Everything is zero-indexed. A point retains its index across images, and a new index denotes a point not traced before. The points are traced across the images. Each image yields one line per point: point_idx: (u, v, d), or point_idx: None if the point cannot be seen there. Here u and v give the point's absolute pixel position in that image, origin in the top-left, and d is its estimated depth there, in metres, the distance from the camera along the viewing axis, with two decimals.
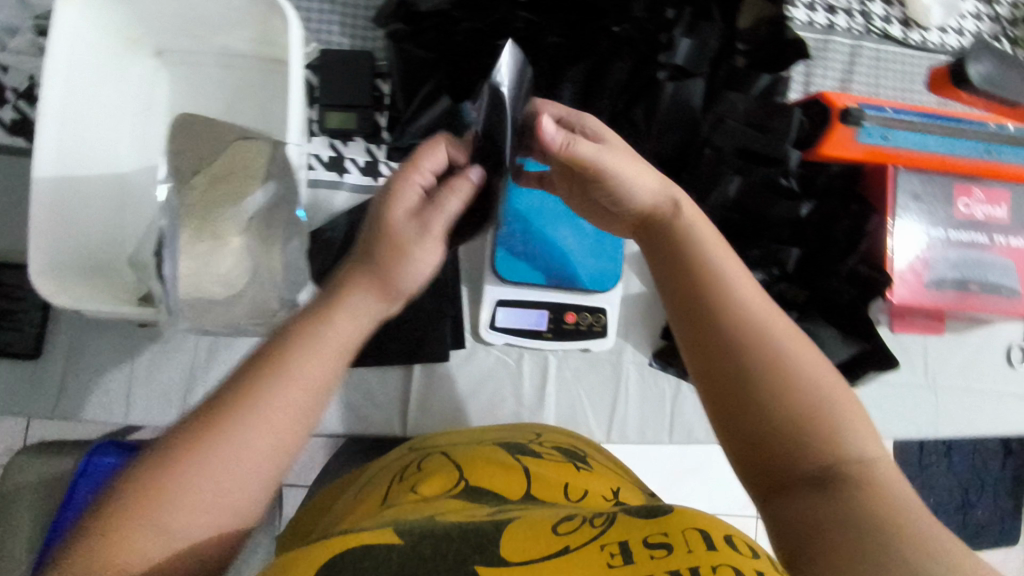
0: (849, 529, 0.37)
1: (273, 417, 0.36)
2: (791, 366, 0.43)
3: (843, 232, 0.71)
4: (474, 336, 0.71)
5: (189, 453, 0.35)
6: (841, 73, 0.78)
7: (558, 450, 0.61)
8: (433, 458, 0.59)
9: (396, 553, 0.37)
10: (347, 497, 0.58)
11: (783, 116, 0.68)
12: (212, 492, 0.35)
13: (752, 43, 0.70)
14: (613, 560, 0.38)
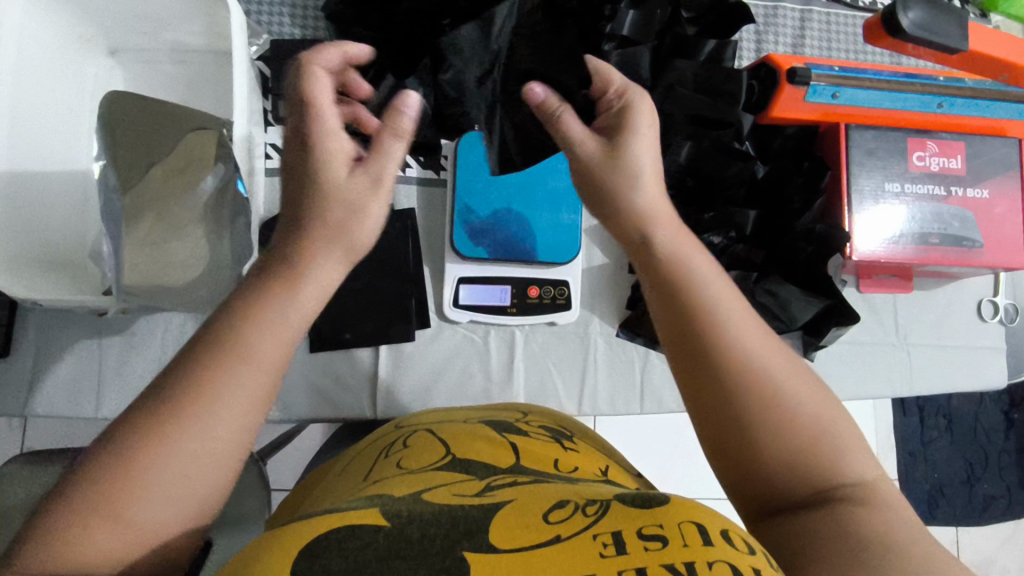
0: (845, 544, 0.33)
1: (238, 398, 0.34)
2: (775, 376, 0.39)
3: (796, 191, 0.72)
4: (439, 315, 0.72)
5: (153, 438, 0.32)
6: (792, 38, 0.79)
7: (546, 429, 0.58)
8: (418, 435, 0.57)
9: (383, 538, 0.33)
10: (328, 481, 0.57)
11: (730, 81, 0.69)
12: (175, 479, 0.33)
13: (696, 11, 0.72)
14: (606, 551, 0.32)
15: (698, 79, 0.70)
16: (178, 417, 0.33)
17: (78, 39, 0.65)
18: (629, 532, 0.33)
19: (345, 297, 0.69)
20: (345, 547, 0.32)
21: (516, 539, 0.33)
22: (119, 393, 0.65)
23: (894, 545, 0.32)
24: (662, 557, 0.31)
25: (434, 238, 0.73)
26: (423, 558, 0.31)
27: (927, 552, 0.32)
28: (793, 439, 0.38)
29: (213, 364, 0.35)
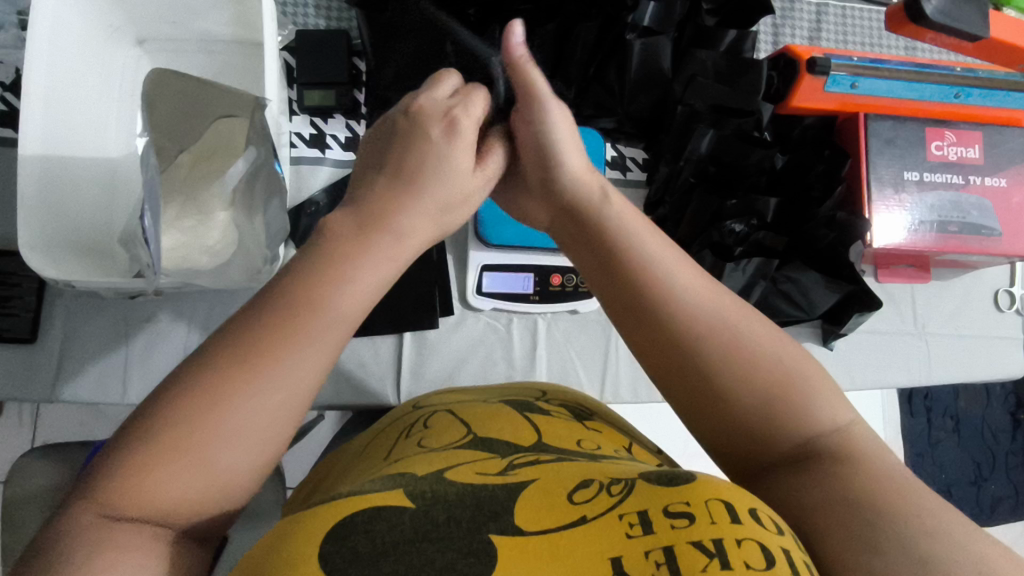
0: (827, 507, 0.33)
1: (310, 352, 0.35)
2: (726, 341, 0.39)
3: (818, 178, 0.72)
4: (462, 302, 0.72)
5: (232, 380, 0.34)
6: (809, 31, 0.80)
7: (567, 410, 0.58)
8: (439, 418, 0.57)
9: (410, 520, 0.33)
10: (349, 460, 0.57)
11: (749, 72, 0.71)
12: (242, 422, 0.33)
13: (716, 2, 0.72)
14: (632, 531, 0.32)
15: (718, 69, 0.71)
16: (236, 369, 0.34)
17: (108, 30, 0.65)
18: (656, 510, 0.32)
19: None
20: (373, 529, 0.32)
21: (542, 521, 0.33)
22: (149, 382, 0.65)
23: (877, 498, 0.32)
24: (690, 535, 0.31)
25: (458, 226, 0.73)
26: (451, 542, 0.32)
27: (914, 497, 0.32)
28: (756, 404, 0.38)
29: (280, 311, 0.36)
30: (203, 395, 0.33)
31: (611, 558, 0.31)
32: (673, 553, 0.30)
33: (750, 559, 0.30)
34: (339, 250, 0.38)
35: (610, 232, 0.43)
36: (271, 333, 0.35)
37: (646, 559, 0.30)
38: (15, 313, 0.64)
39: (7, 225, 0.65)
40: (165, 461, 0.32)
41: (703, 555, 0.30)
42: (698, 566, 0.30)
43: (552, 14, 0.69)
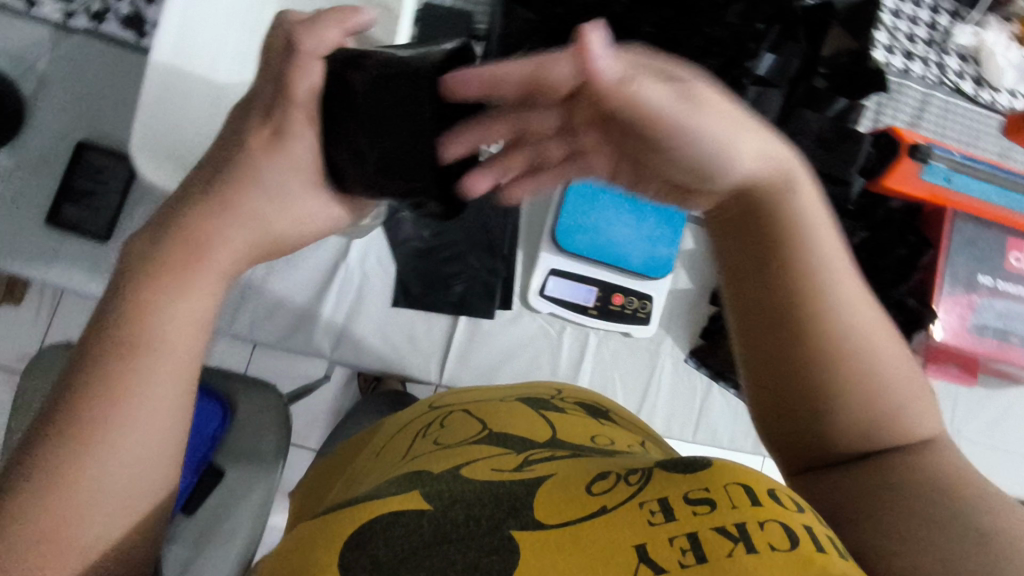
0: (889, 493, 0.35)
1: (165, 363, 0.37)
2: (830, 319, 0.38)
3: (895, 262, 0.73)
4: (521, 300, 0.72)
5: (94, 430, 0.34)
6: (909, 116, 0.81)
7: (584, 408, 0.59)
8: (458, 415, 0.57)
9: (427, 523, 0.35)
10: (376, 452, 0.58)
11: (851, 142, 0.71)
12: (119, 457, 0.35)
13: (833, 68, 0.73)
14: (653, 518, 0.32)
15: (823, 132, 0.72)
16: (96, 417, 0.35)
17: None
18: (675, 497, 0.32)
19: (435, 264, 0.70)
20: (390, 535, 0.34)
21: (558, 514, 0.34)
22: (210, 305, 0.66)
23: (938, 488, 0.34)
24: (712, 521, 0.31)
25: (533, 227, 0.73)
26: (477, 540, 0.33)
27: (971, 487, 0.35)
28: (840, 395, 0.39)
29: (125, 357, 0.36)
30: (68, 427, 0.34)
31: (637, 546, 0.31)
32: (698, 538, 0.30)
33: (773, 540, 0.29)
34: (193, 246, 0.38)
35: (763, 227, 0.39)
36: (119, 388, 0.35)
37: (670, 544, 0.30)
38: (95, 210, 0.64)
39: (108, 125, 0.66)
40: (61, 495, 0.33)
41: (729, 539, 0.30)
42: (722, 551, 0.29)
43: None
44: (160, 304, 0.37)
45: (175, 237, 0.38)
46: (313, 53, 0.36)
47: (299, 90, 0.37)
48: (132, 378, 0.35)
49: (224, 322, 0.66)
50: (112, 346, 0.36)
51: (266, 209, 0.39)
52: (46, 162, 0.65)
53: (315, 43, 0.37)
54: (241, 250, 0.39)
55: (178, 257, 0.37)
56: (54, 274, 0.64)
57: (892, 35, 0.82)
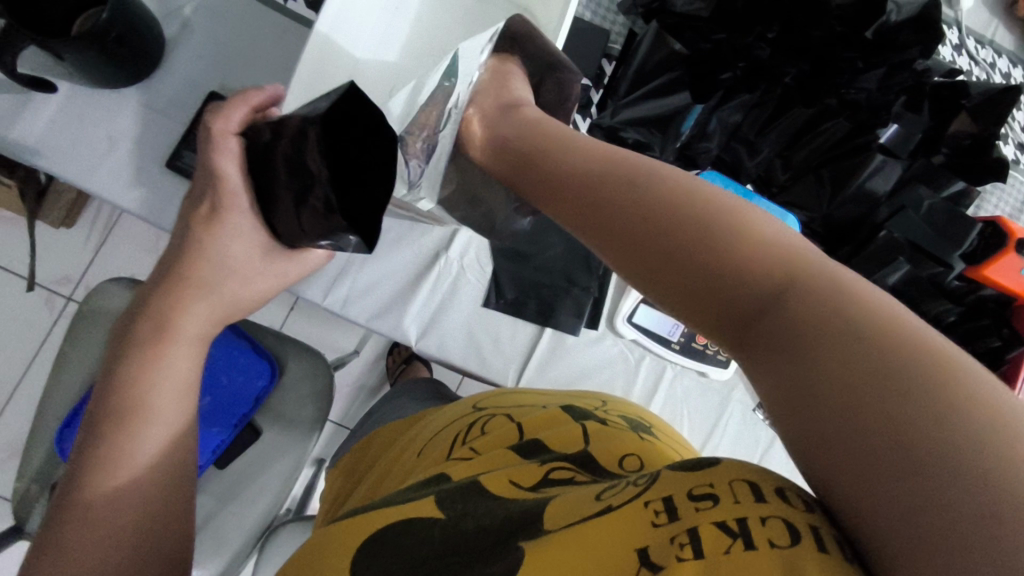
0: (863, 412, 0.24)
1: (181, 351, 0.46)
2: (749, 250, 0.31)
3: (983, 352, 0.73)
4: (607, 323, 0.72)
5: (131, 410, 0.43)
6: (1013, 206, 0.80)
7: (627, 421, 0.52)
8: (495, 420, 0.54)
9: (440, 532, 0.35)
10: (412, 449, 0.55)
11: (962, 224, 0.71)
12: (150, 429, 0.43)
13: (954, 149, 0.72)
14: (659, 518, 0.29)
15: (934, 211, 0.71)
16: (131, 404, 0.43)
17: None
18: (681, 494, 0.29)
19: (532, 270, 0.70)
20: (403, 544, 0.35)
21: (568, 516, 0.32)
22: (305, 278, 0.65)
23: (930, 389, 0.23)
24: (713, 515, 0.27)
25: None
26: (474, 553, 0.33)
27: (1004, 432, 0.22)
28: (819, 324, 0.26)
29: (121, 420, 0.42)
30: (114, 406, 0.43)
31: (638, 550, 0.28)
32: (697, 534, 0.27)
33: (775, 536, 0.26)
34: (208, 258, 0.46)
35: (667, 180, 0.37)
36: (118, 443, 0.42)
37: (672, 543, 0.27)
38: None
39: (242, 80, 0.67)
40: (112, 463, 0.41)
41: (726, 535, 0.26)
42: (720, 547, 0.26)
43: (814, 100, 0.70)
44: (135, 378, 0.43)
45: (148, 324, 0.45)
46: (227, 130, 0.44)
47: (225, 168, 0.43)
48: (127, 434, 0.42)
49: (318, 294, 0.66)
50: (109, 413, 0.43)
51: (213, 279, 0.47)
52: (173, 105, 0.65)
53: (226, 124, 0.44)
54: (205, 321, 0.47)
55: (147, 333, 0.45)
56: (150, 207, 0.63)
57: (1010, 124, 0.81)
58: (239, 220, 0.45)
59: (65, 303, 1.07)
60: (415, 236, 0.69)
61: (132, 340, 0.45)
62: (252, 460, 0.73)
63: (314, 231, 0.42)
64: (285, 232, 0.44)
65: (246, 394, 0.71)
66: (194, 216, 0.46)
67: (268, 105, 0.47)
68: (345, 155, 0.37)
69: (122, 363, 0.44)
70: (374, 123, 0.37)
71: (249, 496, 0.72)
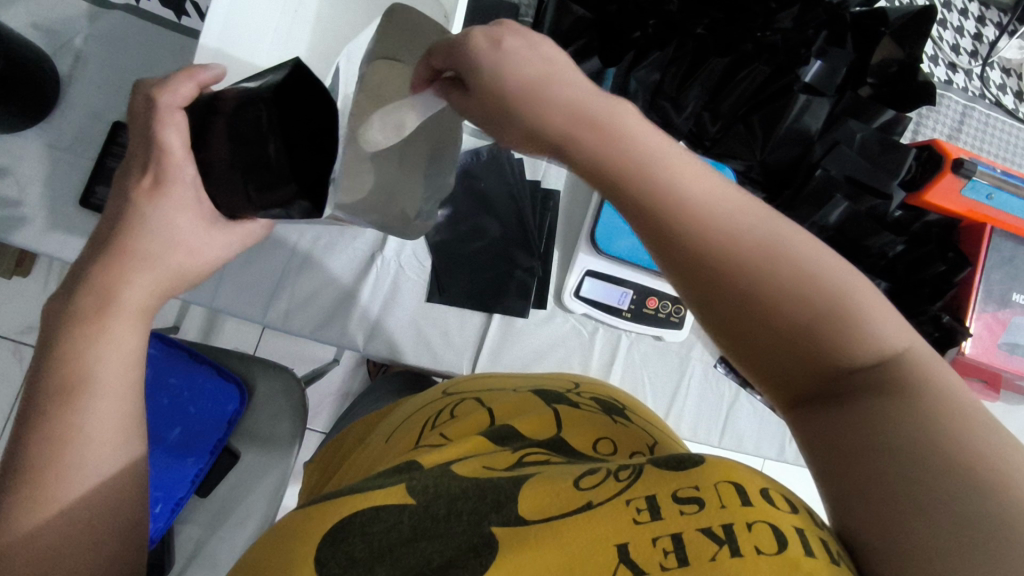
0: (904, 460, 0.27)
1: (127, 323, 0.40)
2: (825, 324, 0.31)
3: (932, 277, 0.73)
4: (556, 299, 0.72)
5: (71, 394, 0.37)
6: (950, 128, 0.80)
7: (600, 403, 0.51)
8: (465, 404, 0.51)
9: (410, 519, 0.32)
10: (381, 438, 0.52)
11: (896, 153, 0.70)
12: (103, 410, 0.37)
13: (880, 77, 0.71)
14: (640, 516, 0.30)
15: (867, 142, 0.70)
16: (71, 390, 0.37)
17: None
18: (664, 496, 0.30)
19: (472, 257, 0.69)
20: (369, 532, 0.32)
21: (547, 509, 0.31)
22: (239, 297, 0.65)
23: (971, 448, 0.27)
24: (698, 522, 0.29)
25: (571, 224, 0.73)
26: (451, 538, 0.31)
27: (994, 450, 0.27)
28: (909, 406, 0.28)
29: (65, 398, 0.37)
30: (52, 388, 0.37)
31: (619, 545, 0.29)
32: (682, 541, 0.28)
33: (761, 543, 0.27)
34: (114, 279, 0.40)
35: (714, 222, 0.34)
36: (65, 424, 0.36)
37: (653, 546, 0.28)
38: None
39: None
40: (59, 454, 0.36)
41: (713, 542, 0.28)
42: (706, 555, 0.27)
43: (729, 47, 0.69)
44: (83, 353, 0.38)
45: (90, 298, 0.39)
46: (173, 104, 0.41)
47: (168, 140, 0.40)
48: (76, 415, 0.36)
49: (257, 311, 0.66)
50: (50, 390, 0.37)
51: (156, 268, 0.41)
52: (81, 140, 0.64)
53: (172, 97, 0.41)
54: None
55: (88, 308, 0.39)
56: (58, 248, 0.61)
57: (937, 45, 0.80)
58: (183, 194, 0.42)
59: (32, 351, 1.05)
60: (352, 237, 0.68)
61: (69, 317, 0.39)
62: (231, 487, 0.71)
63: (263, 202, 0.41)
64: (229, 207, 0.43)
65: (219, 410, 0.70)
66: (130, 193, 0.41)
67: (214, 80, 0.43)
68: (295, 129, 0.38)
69: (56, 339, 0.38)
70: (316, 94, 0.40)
71: (236, 519, 0.70)
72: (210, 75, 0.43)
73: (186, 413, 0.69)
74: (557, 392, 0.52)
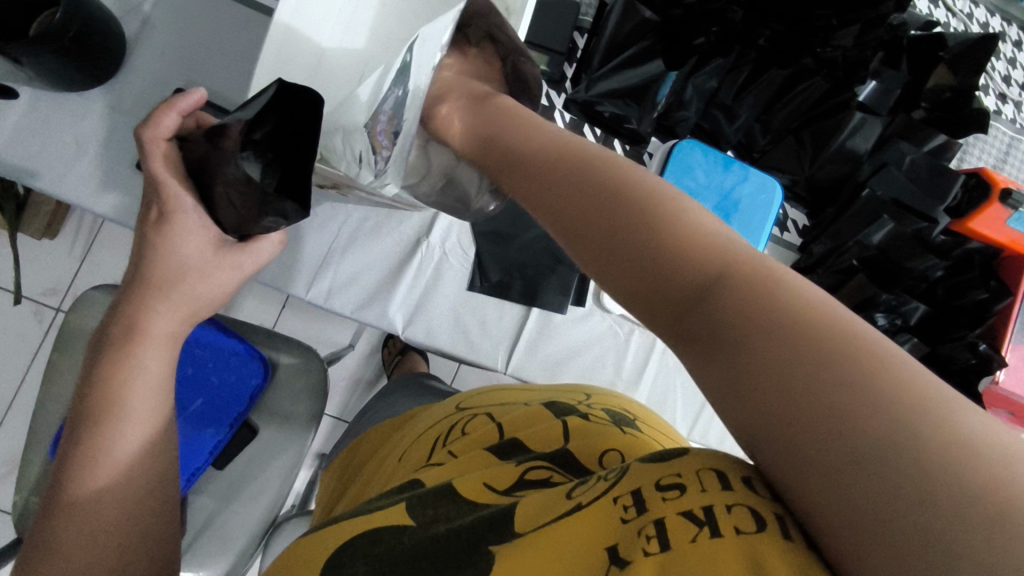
0: (789, 414, 0.21)
1: (172, 300, 0.42)
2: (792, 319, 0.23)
3: (972, 304, 0.73)
4: (595, 298, 0.72)
5: (121, 358, 0.40)
6: (995, 157, 0.80)
7: (611, 415, 0.49)
8: (477, 421, 0.51)
9: (409, 540, 0.32)
10: (396, 454, 0.51)
11: (944, 178, 0.70)
12: (141, 375, 0.40)
13: (932, 103, 0.71)
14: (626, 515, 0.27)
15: (918, 165, 0.71)
16: (121, 354, 0.40)
17: None
18: (648, 487, 0.27)
19: (517, 250, 0.69)
20: (371, 554, 0.32)
21: (534, 519, 0.30)
22: (284, 271, 0.65)
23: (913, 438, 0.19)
24: (680, 505, 0.26)
25: None
26: (439, 560, 0.31)
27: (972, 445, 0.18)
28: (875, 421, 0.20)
29: (119, 351, 0.40)
30: (110, 347, 0.41)
31: (608, 548, 0.26)
32: (663, 524, 0.25)
33: (740, 522, 0.24)
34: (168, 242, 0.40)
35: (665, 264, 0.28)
36: (110, 377, 0.40)
37: (641, 536, 0.26)
38: None
39: (212, 75, 0.66)
40: (105, 416, 0.39)
41: (692, 524, 0.25)
42: (686, 537, 0.24)
43: (789, 61, 0.70)
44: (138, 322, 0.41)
45: (147, 282, 0.42)
46: (158, 136, 0.42)
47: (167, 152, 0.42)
48: (125, 367, 0.40)
49: (299, 285, 0.65)
50: (109, 365, 0.40)
51: (178, 267, 0.42)
52: (138, 106, 0.64)
53: (156, 128, 0.42)
54: (177, 319, 0.43)
55: (117, 337, 0.41)
56: (119, 212, 0.62)
57: (989, 74, 0.80)
58: (187, 221, 0.42)
59: (54, 315, 1.05)
60: (395, 222, 0.68)
61: (133, 284, 0.42)
62: (250, 460, 0.71)
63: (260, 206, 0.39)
64: (233, 226, 0.43)
65: (231, 393, 0.69)
66: (148, 215, 0.42)
67: (194, 103, 0.45)
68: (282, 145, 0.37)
69: None
70: (303, 114, 0.36)
71: (251, 496, 0.70)
72: (188, 106, 0.44)
73: (208, 389, 0.69)
74: (567, 404, 0.50)
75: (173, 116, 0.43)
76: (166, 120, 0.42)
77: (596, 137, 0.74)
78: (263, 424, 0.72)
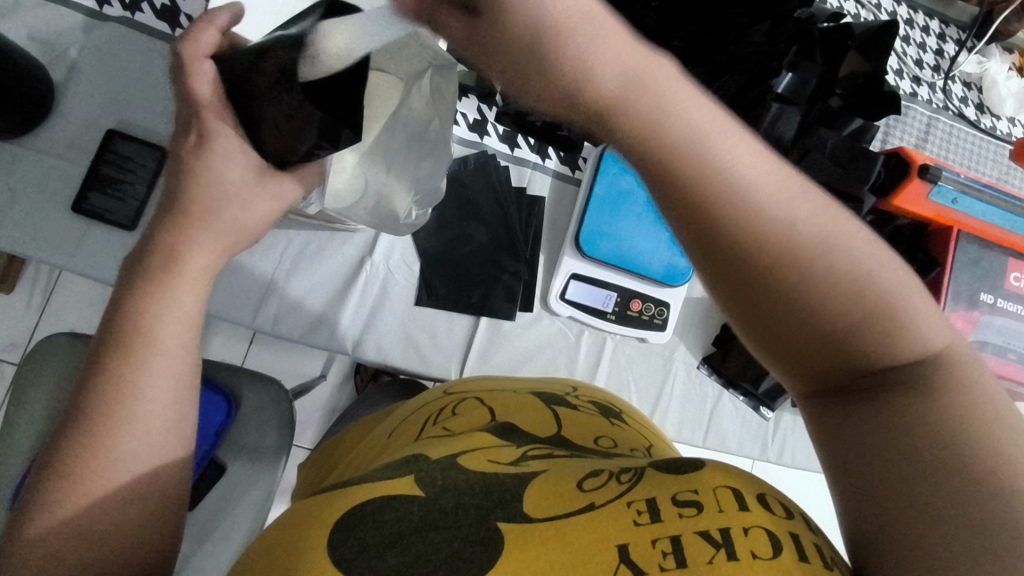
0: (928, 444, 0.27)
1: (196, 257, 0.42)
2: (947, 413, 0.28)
3: None
4: (542, 303, 0.73)
5: (146, 294, 0.40)
6: (916, 137, 0.83)
7: (597, 406, 0.51)
8: (468, 402, 0.50)
9: (418, 509, 0.31)
10: (381, 433, 0.51)
11: (865, 159, 0.73)
12: (176, 308, 0.40)
13: (848, 89, 0.75)
14: (640, 519, 0.29)
15: (838, 149, 0.74)
16: (147, 292, 0.40)
17: None
18: (664, 499, 0.30)
19: (459, 262, 0.71)
20: (380, 520, 0.31)
21: (549, 508, 0.31)
22: (233, 301, 0.66)
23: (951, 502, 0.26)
24: (697, 525, 0.29)
25: (557, 230, 0.74)
26: (459, 531, 0.30)
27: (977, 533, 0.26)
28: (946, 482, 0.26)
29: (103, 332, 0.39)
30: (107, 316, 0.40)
31: (619, 546, 0.29)
32: (680, 541, 0.28)
33: (757, 548, 0.27)
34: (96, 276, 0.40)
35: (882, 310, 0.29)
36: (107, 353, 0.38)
37: (653, 546, 0.28)
38: (121, 199, 0.64)
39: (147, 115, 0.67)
40: (134, 351, 0.38)
41: (710, 545, 0.28)
42: (702, 558, 0.27)
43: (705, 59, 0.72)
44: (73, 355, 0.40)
45: None
46: (198, 54, 0.43)
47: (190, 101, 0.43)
48: (148, 309, 0.39)
49: (247, 315, 0.66)
50: (109, 341, 0.39)
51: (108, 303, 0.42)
52: (73, 150, 0.65)
53: (195, 47, 0.43)
54: (213, 254, 0.43)
55: (147, 279, 0.41)
56: (43, 254, 0.62)
57: (901, 59, 0.84)
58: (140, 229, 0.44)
59: (12, 369, 1.03)
60: (345, 242, 0.69)
61: None
62: (216, 498, 0.70)
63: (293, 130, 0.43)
64: (275, 151, 0.45)
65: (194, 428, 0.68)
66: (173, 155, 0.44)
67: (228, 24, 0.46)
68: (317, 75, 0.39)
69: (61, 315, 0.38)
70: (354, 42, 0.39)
71: (221, 535, 0.68)
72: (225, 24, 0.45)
73: None
74: (554, 394, 0.51)
75: (212, 35, 0.44)
76: (205, 38, 0.43)
77: (530, 146, 0.75)
78: (224, 457, 0.72)
